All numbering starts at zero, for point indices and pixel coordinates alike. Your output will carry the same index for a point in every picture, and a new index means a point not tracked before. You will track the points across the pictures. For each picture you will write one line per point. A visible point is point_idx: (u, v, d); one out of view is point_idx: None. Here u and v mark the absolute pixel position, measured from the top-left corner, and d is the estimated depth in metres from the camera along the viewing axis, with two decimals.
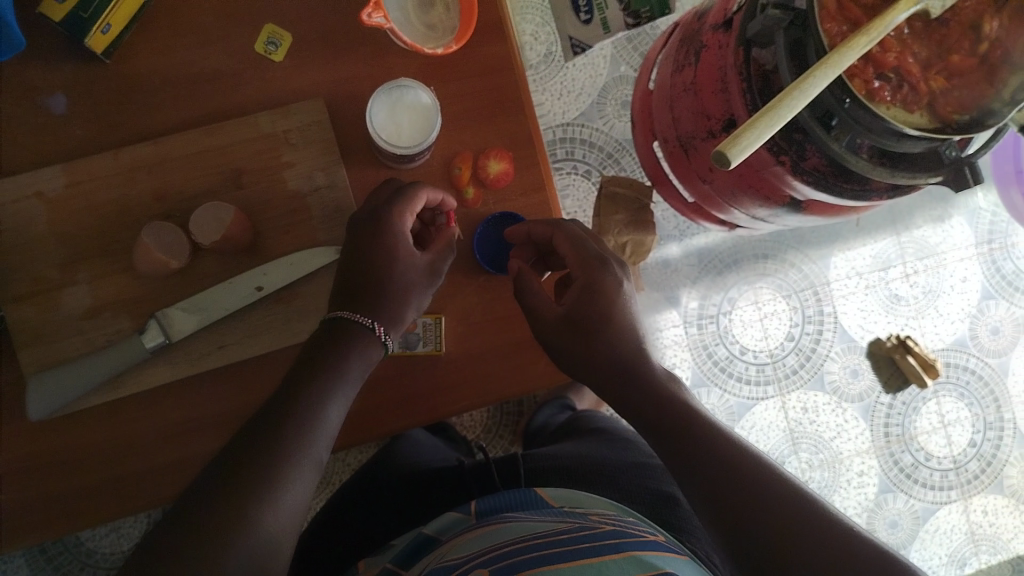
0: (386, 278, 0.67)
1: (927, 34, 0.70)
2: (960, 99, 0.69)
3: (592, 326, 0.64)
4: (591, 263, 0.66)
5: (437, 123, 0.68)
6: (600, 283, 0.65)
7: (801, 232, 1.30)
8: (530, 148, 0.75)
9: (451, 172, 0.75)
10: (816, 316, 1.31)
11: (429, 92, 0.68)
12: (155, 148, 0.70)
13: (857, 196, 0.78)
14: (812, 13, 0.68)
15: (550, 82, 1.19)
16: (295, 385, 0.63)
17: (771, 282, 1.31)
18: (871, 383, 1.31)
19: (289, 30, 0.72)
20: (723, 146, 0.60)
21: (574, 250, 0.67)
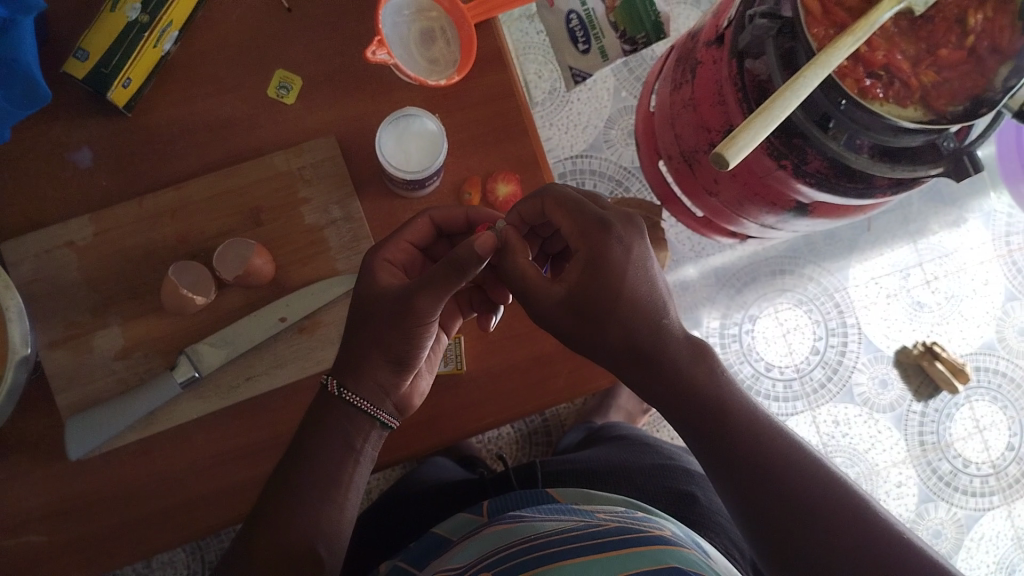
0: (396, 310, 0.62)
1: (914, 31, 0.72)
2: (952, 90, 0.71)
3: (601, 310, 0.58)
4: (592, 231, 0.59)
5: (444, 147, 0.71)
6: (603, 253, 0.58)
7: (816, 244, 1.31)
8: (536, 169, 0.78)
9: (461, 197, 0.78)
10: (839, 328, 1.31)
11: (434, 120, 0.71)
12: (178, 193, 0.74)
13: (861, 195, 0.79)
14: (798, 20, 0.70)
15: (557, 116, 1.22)
16: (320, 408, 0.65)
17: (791, 297, 1.31)
18: (901, 392, 1.30)
19: (298, 74, 0.76)
20: (721, 148, 0.61)
21: (573, 218, 0.61)
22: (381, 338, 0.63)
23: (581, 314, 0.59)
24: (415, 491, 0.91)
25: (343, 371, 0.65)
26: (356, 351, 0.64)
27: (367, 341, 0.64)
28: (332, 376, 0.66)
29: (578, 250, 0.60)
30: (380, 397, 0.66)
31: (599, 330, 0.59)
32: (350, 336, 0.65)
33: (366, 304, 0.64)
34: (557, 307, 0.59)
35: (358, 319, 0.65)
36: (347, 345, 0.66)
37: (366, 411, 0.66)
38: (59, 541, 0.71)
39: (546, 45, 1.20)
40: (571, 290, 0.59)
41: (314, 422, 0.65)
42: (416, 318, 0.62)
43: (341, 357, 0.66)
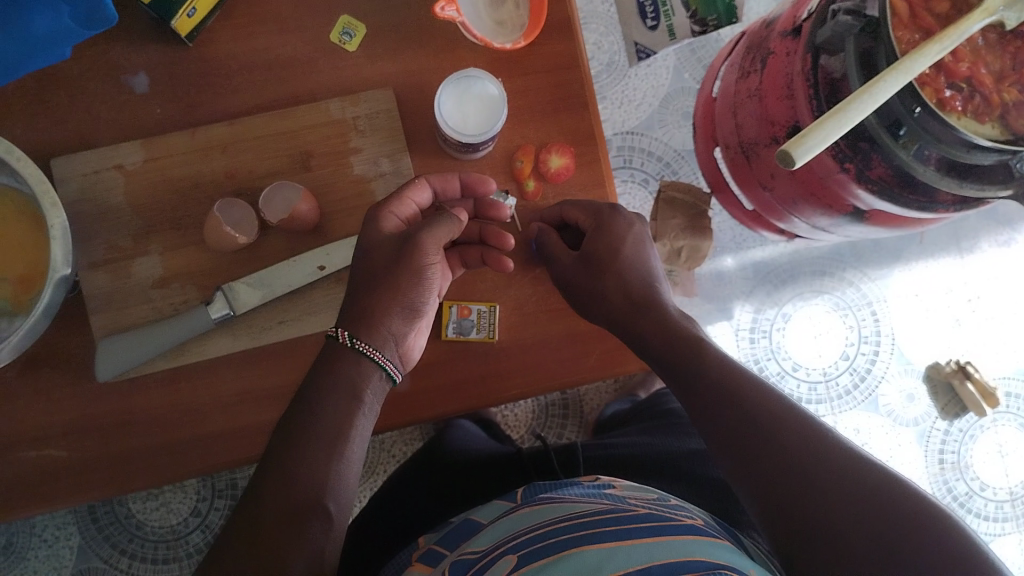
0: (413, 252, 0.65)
1: (1002, 45, 0.69)
2: None
3: (606, 258, 0.70)
4: (602, 211, 0.72)
5: (502, 113, 0.66)
6: (611, 224, 0.71)
7: (860, 249, 1.28)
8: (591, 144, 0.76)
9: (512, 166, 0.75)
10: (871, 337, 1.29)
11: (498, 84, 0.67)
12: (229, 128, 0.73)
13: (923, 209, 0.76)
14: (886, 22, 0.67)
15: (615, 89, 1.19)
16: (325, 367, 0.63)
17: (827, 300, 1.29)
18: (927, 409, 1.28)
19: (363, 21, 0.75)
20: (788, 146, 0.60)
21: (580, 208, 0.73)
22: (400, 284, 0.65)
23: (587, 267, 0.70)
24: (446, 451, 0.94)
25: (359, 324, 0.64)
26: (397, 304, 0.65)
27: (382, 288, 0.65)
28: (348, 333, 0.64)
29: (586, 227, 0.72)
30: (387, 344, 0.65)
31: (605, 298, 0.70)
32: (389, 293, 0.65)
33: (380, 252, 0.66)
34: (574, 262, 0.71)
35: (364, 265, 0.66)
36: (354, 290, 0.66)
37: (372, 357, 0.64)
38: (78, 459, 0.72)
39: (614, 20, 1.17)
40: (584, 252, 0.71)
41: (321, 367, 0.63)
42: (422, 255, 0.66)
43: (358, 304, 0.65)
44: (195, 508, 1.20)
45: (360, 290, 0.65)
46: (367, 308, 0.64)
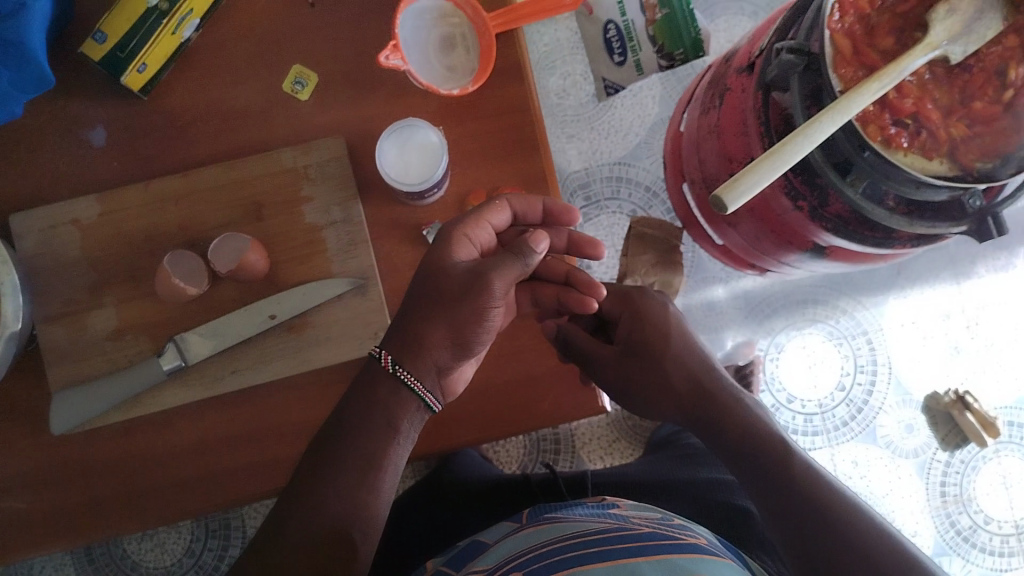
0: (472, 291, 0.65)
1: (949, 80, 0.68)
2: (982, 145, 0.67)
3: (655, 346, 0.82)
4: (631, 297, 0.84)
5: (441, 162, 0.66)
6: (642, 310, 0.83)
7: (854, 277, 1.26)
8: (543, 187, 0.76)
9: (465, 210, 0.76)
10: (868, 366, 1.26)
11: (438, 132, 0.67)
12: (183, 180, 0.74)
13: (880, 245, 0.75)
14: (823, 59, 0.67)
15: (581, 126, 1.17)
16: (346, 407, 0.65)
17: (821, 329, 1.27)
18: (927, 439, 1.25)
19: (315, 70, 0.76)
20: (720, 192, 0.59)
21: (619, 303, 0.84)
22: (460, 321, 0.66)
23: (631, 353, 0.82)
24: (457, 479, 0.96)
25: (415, 357, 0.65)
26: (426, 333, 0.66)
27: (444, 324, 0.65)
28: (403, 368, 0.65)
29: (619, 315, 0.84)
30: (430, 376, 0.66)
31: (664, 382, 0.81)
32: (417, 314, 0.66)
33: (446, 280, 0.66)
34: (619, 358, 0.81)
35: (430, 291, 0.66)
36: (411, 314, 0.66)
37: (414, 389, 0.65)
38: (39, 510, 0.72)
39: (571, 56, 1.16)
40: (625, 344, 0.82)
41: (361, 387, 0.65)
42: (487, 298, 0.66)
43: (408, 332, 0.66)
44: (189, 549, 1.19)
45: (422, 318, 0.66)
46: (424, 338, 0.65)
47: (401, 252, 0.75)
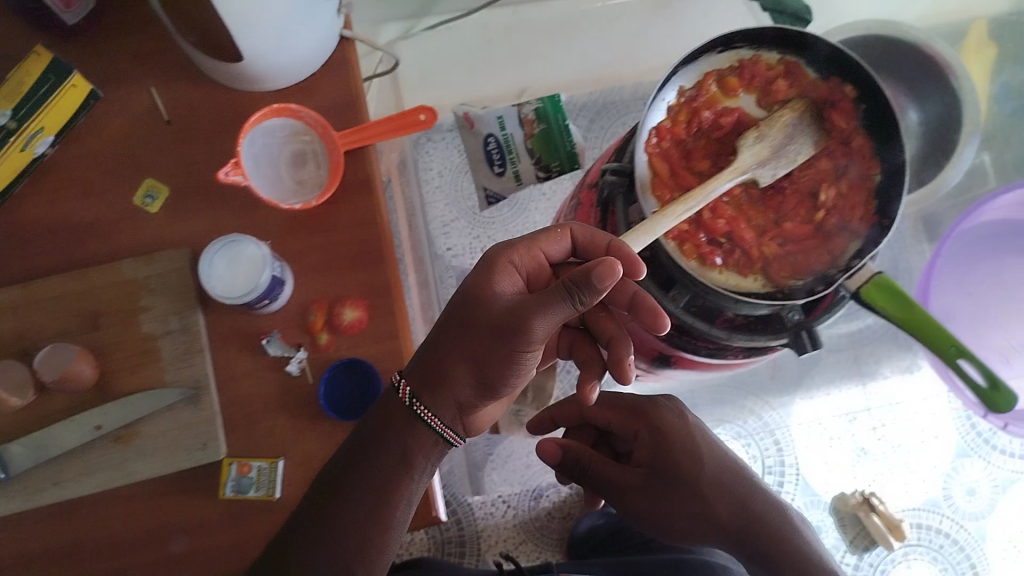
0: (513, 332, 0.60)
1: (765, 200, 0.71)
2: (795, 264, 0.70)
3: (678, 466, 0.78)
4: (644, 408, 0.84)
5: (263, 277, 0.66)
6: (660, 425, 0.82)
7: (761, 376, 1.25)
8: (387, 298, 0.76)
9: (306, 320, 0.75)
10: (776, 466, 1.20)
11: (263, 246, 0.67)
12: (23, 291, 0.73)
13: (712, 354, 0.79)
14: (637, 181, 0.68)
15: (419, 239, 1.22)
16: (362, 442, 0.64)
17: (729, 428, 1.22)
18: (835, 542, 1.17)
19: (166, 184, 0.75)
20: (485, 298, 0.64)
21: (618, 413, 0.85)
22: (489, 355, 0.62)
23: (657, 470, 0.79)
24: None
25: (440, 386, 0.64)
26: (448, 365, 0.63)
27: (471, 357, 0.63)
28: (427, 400, 0.64)
29: (636, 431, 0.83)
30: (445, 405, 0.65)
31: (704, 507, 0.75)
32: (449, 342, 0.64)
33: (491, 309, 0.63)
34: (644, 476, 0.79)
35: (464, 319, 0.63)
36: (439, 343, 0.65)
37: (426, 420, 0.64)
38: None
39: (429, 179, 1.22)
40: (649, 466, 0.80)
41: (376, 423, 0.65)
42: (522, 342, 0.61)
43: (435, 359, 0.64)
44: None
45: (452, 347, 0.63)
46: (444, 371, 0.64)
47: (239, 361, 0.75)
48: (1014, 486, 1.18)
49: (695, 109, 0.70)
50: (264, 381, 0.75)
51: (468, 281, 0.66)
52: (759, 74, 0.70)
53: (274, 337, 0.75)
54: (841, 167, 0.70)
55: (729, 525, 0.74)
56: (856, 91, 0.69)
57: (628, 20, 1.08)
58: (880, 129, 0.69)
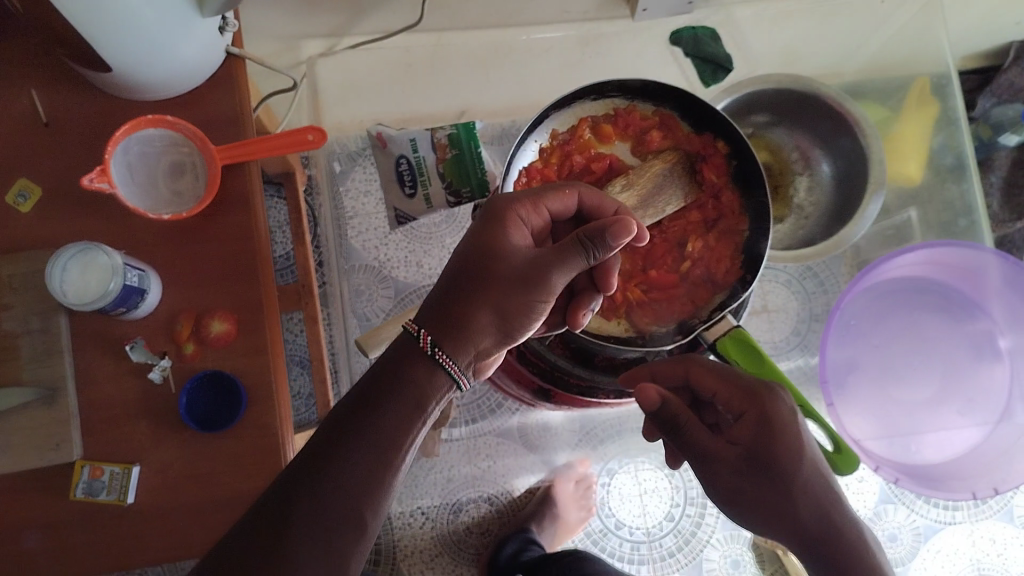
0: (536, 280, 0.63)
1: (631, 247, 0.74)
2: (654, 310, 0.73)
3: (771, 460, 0.62)
4: (758, 392, 0.64)
5: (112, 286, 0.67)
6: (774, 414, 0.63)
7: None
8: (254, 311, 0.76)
9: (172, 329, 0.75)
10: (697, 499, 1.16)
11: (115, 254, 0.68)
12: None
13: (585, 393, 0.79)
14: None
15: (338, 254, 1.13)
16: (350, 421, 0.59)
17: (652, 456, 1.18)
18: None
19: (40, 184, 0.76)
20: None
21: (726, 384, 0.66)
22: (510, 303, 0.63)
23: (750, 462, 0.62)
24: None
25: (461, 330, 0.63)
26: (467, 313, 0.63)
27: (493, 301, 0.63)
28: (452, 343, 0.62)
29: (742, 411, 0.64)
30: (464, 354, 0.63)
31: (790, 516, 0.60)
32: (468, 292, 0.64)
33: (508, 261, 0.64)
34: (736, 464, 0.62)
35: (481, 271, 0.64)
36: (455, 287, 0.64)
37: (448, 369, 0.62)
38: None
39: (343, 192, 1.14)
40: (745, 449, 0.63)
41: (392, 361, 0.62)
42: (542, 291, 0.64)
43: (448, 309, 0.63)
44: None
45: (477, 289, 0.63)
46: (461, 312, 0.63)
47: (101, 365, 0.75)
48: (937, 535, 1.11)
49: (566, 153, 0.73)
50: (125, 387, 0.75)
51: (481, 233, 0.66)
52: (632, 125, 0.74)
53: (138, 344, 0.75)
54: (709, 219, 0.74)
55: (814, 536, 0.60)
56: (727, 147, 0.72)
57: (560, 55, 1.15)
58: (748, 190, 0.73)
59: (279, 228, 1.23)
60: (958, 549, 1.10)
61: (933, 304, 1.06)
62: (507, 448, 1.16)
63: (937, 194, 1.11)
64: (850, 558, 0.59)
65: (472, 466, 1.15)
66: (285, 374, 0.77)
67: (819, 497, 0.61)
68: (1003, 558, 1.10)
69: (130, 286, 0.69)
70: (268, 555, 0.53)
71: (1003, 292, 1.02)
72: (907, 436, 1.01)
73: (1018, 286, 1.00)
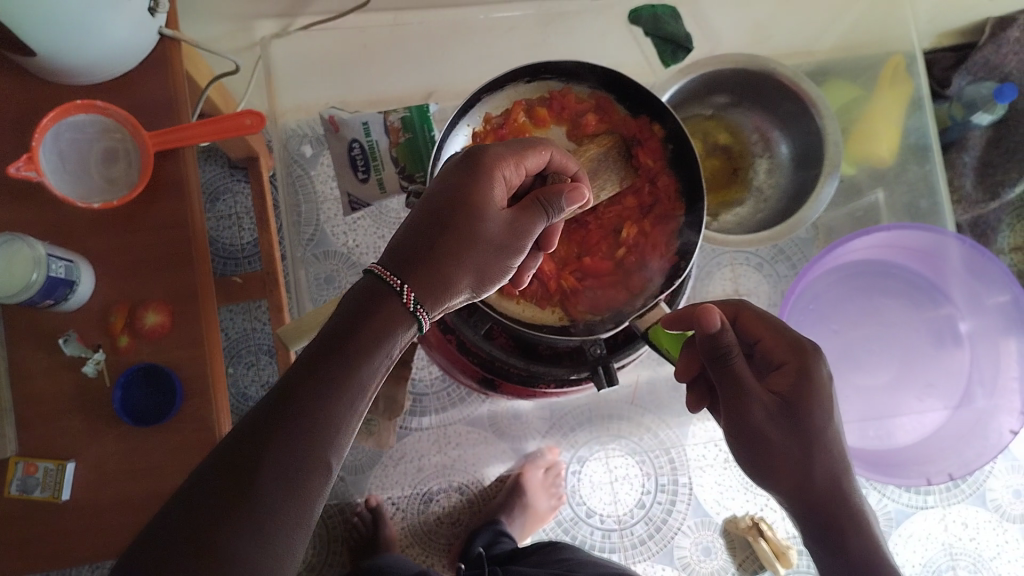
0: (510, 242, 0.60)
1: (568, 235, 0.74)
2: (590, 298, 0.73)
3: (803, 415, 0.61)
4: (805, 350, 0.63)
5: (34, 278, 0.66)
6: (817, 375, 0.62)
7: (659, 394, 1.13)
8: (191, 302, 0.75)
9: (107, 319, 0.74)
10: (670, 486, 1.11)
11: (37, 245, 0.68)
12: None
13: (525, 381, 0.80)
14: None
15: (300, 241, 1.09)
16: (317, 355, 0.50)
17: (624, 444, 1.12)
18: (724, 565, 1.08)
19: None
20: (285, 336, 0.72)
21: (778, 336, 0.65)
22: (486, 267, 0.60)
23: (788, 416, 0.61)
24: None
25: (441, 284, 0.56)
26: (442, 266, 0.56)
27: (472, 258, 0.58)
28: (432, 300, 0.55)
29: (784, 362, 0.63)
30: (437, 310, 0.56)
31: (806, 471, 0.62)
32: (444, 244, 0.56)
33: (488, 215, 0.59)
34: (771, 412, 0.62)
35: (458, 224, 0.57)
36: (430, 235, 0.57)
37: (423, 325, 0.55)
38: None
39: (301, 178, 1.10)
40: (779, 398, 0.62)
41: (358, 312, 0.52)
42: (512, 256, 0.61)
43: (422, 263, 0.55)
44: None
45: (458, 244, 0.57)
46: (439, 264, 0.56)
47: (36, 358, 0.73)
48: (909, 519, 1.08)
49: (500, 137, 0.72)
50: (61, 380, 0.73)
51: (455, 180, 0.59)
52: (568, 108, 0.73)
53: (71, 337, 0.73)
54: (646, 205, 0.74)
55: (818, 491, 0.62)
56: (663, 131, 0.72)
57: (520, 33, 1.11)
58: (685, 173, 0.72)
59: (245, 215, 1.20)
60: (930, 534, 1.08)
61: (895, 287, 1.07)
62: (477, 437, 1.12)
63: (903, 175, 1.09)
64: (841, 513, 0.63)
65: (440, 454, 1.11)
66: (224, 367, 0.76)
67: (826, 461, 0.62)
68: (975, 542, 1.08)
69: (56, 278, 0.68)
70: (225, 513, 0.43)
71: (962, 276, 1.03)
72: (873, 420, 1.03)
73: (979, 272, 1.00)
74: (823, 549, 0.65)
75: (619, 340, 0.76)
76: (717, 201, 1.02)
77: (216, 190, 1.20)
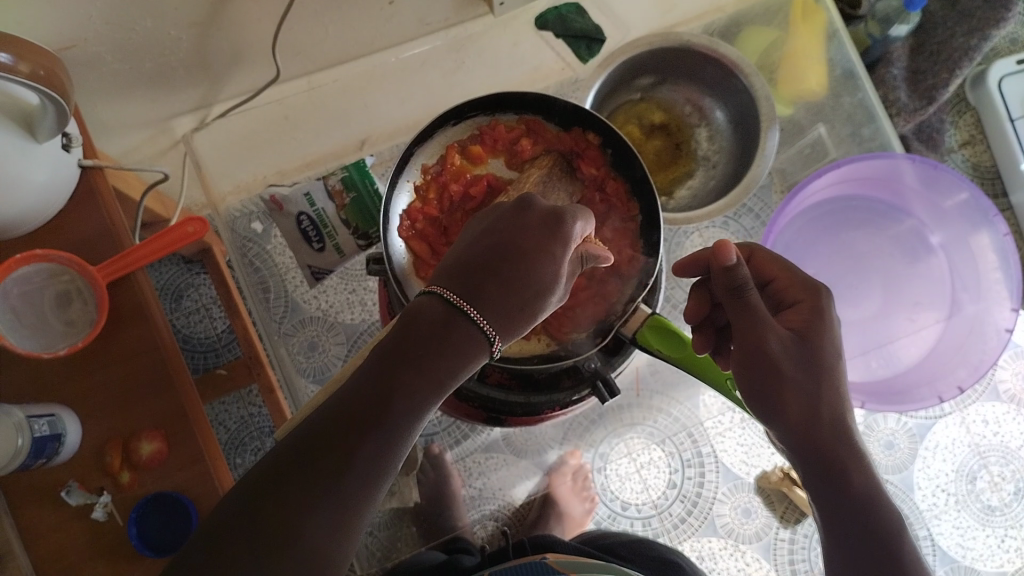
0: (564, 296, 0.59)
1: None
2: (572, 317, 0.75)
3: (815, 343, 0.63)
4: (815, 290, 0.67)
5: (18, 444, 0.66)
6: (825, 308, 0.65)
7: (663, 374, 1.11)
8: (183, 420, 0.74)
9: (103, 460, 0.73)
10: (694, 459, 1.10)
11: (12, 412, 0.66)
12: None
13: (530, 412, 0.82)
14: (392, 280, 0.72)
15: (274, 317, 1.08)
16: (382, 384, 0.50)
17: (642, 430, 1.11)
18: (767, 520, 1.09)
19: None
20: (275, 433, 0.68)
21: (789, 277, 0.68)
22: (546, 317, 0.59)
23: (804, 347, 0.63)
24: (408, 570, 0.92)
25: (509, 321, 0.55)
26: (518, 316, 0.55)
27: (534, 295, 0.56)
28: (499, 334, 0.54)
29: (797, 302, 0.66)
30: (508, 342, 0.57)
31: (814, 405, 0.62)
32: (522, 296, 0.55)
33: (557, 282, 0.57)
34: (789, 343, 0.63)
35: (539, 286, 0.56)
36: (511, 282, 0.55)
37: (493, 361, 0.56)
38: None
39: (258, 253, 1.09)
40: (793, 330, 0.64)
41: (442, 346, 0.52)
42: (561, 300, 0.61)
43: (504, 310, 0.54)
44: None
45: (538, 298, 0.56)
46: (513, 306, 0.55)
47: (40, 517, 0.71)
48: (932, 431, 1.09)
49: (442, 185, 0.75)
50: (73, 531, 0.72)
51: (528, 242, 0.57)
52: (500, 139, 0.75)
53: (72, 488, 0.72)
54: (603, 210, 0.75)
55: (824, 426, 0.62)
56: (597, 139, 0.75)
57: (434, 65, 1.11)
58: (630, 172, 0.74)
59: (212, 305, 1.19)
60: (955, 440, 1.08)
61: (861, 218, 1.08)
62: (497, 462, 1.10)
63: (839, 107, 1.10)
64: (843, 453, 0.63)
65: (464, 488, 1.09)
66: (229, 475, 0.76)
67: (819, 399, 0.62)
68: (1000, 437, 1.09)
69: (42, 437, 0.68)
70: (275, 532, 0.45)
71: (922, 194, 1.05)
72: (873, 351, 1.03)
73: (933, 184, 1.02)
74: (824, 492, 0.64)
75: (611, 349, 0.79)
76: (668, 179, 1.03)
77: (178, 288, 1.18)
